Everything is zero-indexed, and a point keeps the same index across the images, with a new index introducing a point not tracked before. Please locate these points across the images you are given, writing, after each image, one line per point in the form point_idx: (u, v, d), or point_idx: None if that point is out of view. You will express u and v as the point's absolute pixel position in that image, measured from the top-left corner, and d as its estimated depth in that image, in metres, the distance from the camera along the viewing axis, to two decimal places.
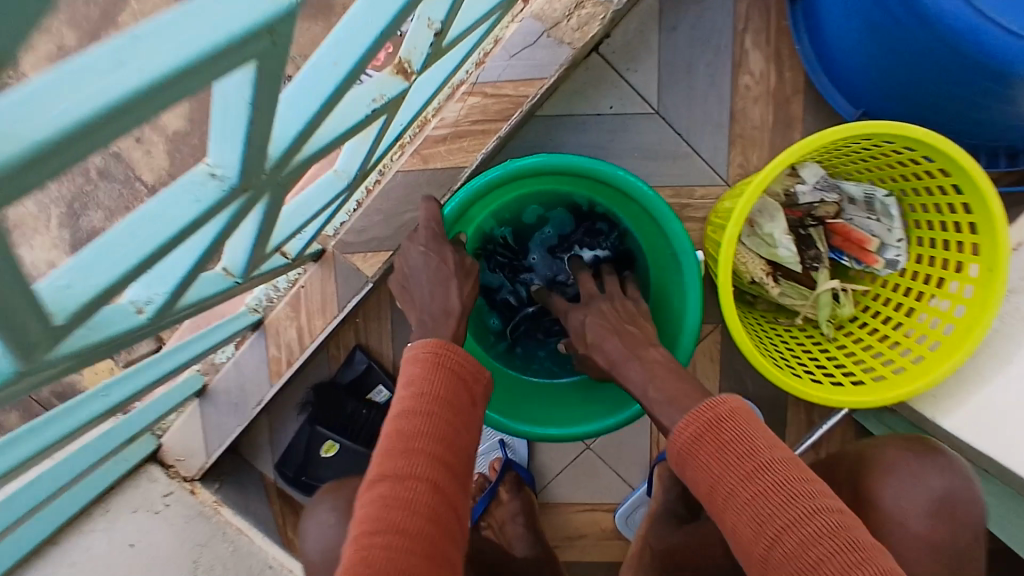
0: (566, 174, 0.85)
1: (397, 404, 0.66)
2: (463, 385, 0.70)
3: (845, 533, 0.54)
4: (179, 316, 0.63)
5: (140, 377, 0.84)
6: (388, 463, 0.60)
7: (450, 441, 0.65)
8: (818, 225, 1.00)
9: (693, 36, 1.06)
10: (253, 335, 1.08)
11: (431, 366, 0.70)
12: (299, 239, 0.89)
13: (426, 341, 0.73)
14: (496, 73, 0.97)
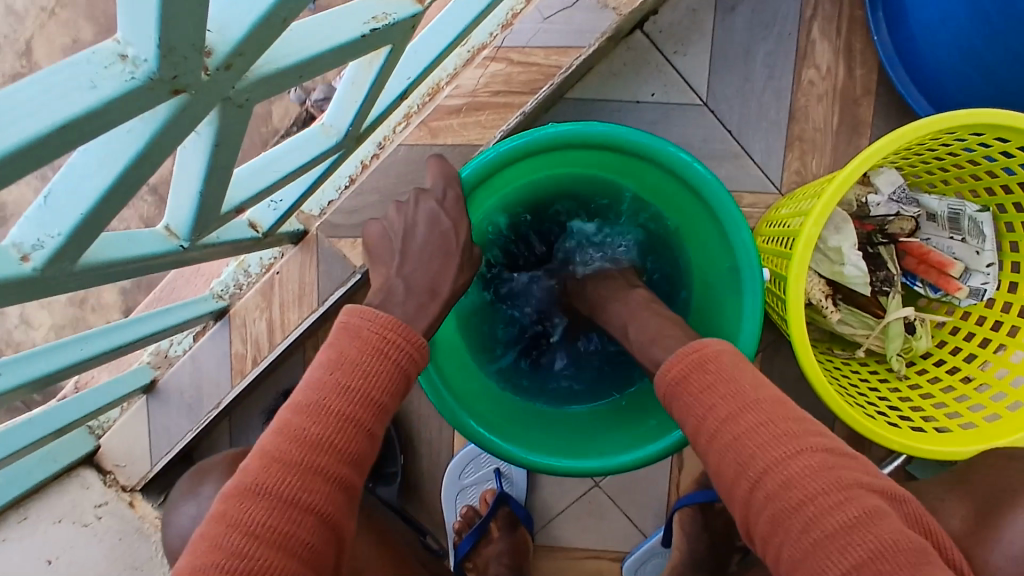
0: (600, 150, 0.70)
1: (313, 390, 0.53)
2: (400, 380, 0.57)
3: (832, 471, 0.47)
4: (85, 277, 0.47)
5: (50, 358, 0.66)
6: (273, 470, 0.49)
7: (363, 453, 0.53)
8: (889, 242, 0.85)
9: (753, 20, 0.93)
10: (216, 325, 0.92)
11: (373, 353, 0.56)
12: (272, 210, 0.74)
13: (374, 313, 0.58)
14: (525, 36, 0.82)
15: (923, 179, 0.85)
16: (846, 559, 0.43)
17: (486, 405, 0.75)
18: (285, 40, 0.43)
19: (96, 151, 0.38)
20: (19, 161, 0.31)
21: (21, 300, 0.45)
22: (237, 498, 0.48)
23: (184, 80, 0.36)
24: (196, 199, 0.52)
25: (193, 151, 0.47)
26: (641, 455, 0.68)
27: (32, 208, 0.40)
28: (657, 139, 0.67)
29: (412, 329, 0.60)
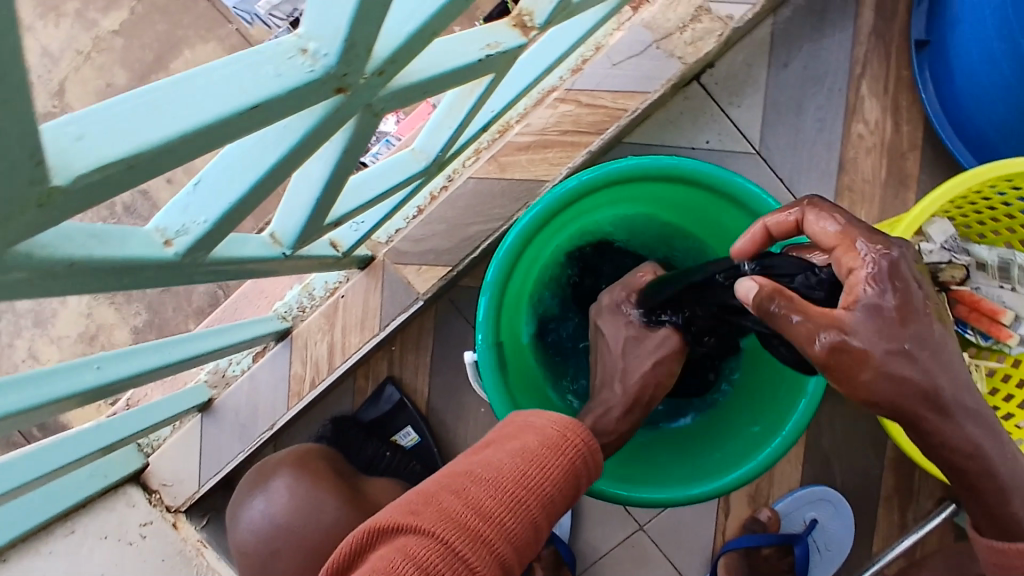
0: (674, 182, 0.73)
1: (491, 463, 0.52)
2: (570, 486, 0.55)
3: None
4: (212, 269, 0.50)
5: (145, 359, 0.68)
6: (445, 520, 0.46)
7: (523, 539, 0.50)
8: (941, 291, 0.85)
9: (805, 76, 0.97)
10: (277, 346, 0.94)
11: (552, 447, 0.54)
12: (353, 231, 0.78)
13: (559, 420, 0.57)
14: (595, 81, 0.87)
15: (972, 229, 0.88)
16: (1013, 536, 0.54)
17: None
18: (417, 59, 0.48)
19: (250, 144, 0.41)
20: (214, 134, 0.33)
21: (153, 285, 0.46)
22: (401, 537, 0.45)
23: (349, 79, 0.40)
24: (310, 208, 0.55)
25: (321, 156, 0.50)
26: (728, 480, 0.67)
27: (181, 195, 0.43)
28: (725, 171, 0.70)
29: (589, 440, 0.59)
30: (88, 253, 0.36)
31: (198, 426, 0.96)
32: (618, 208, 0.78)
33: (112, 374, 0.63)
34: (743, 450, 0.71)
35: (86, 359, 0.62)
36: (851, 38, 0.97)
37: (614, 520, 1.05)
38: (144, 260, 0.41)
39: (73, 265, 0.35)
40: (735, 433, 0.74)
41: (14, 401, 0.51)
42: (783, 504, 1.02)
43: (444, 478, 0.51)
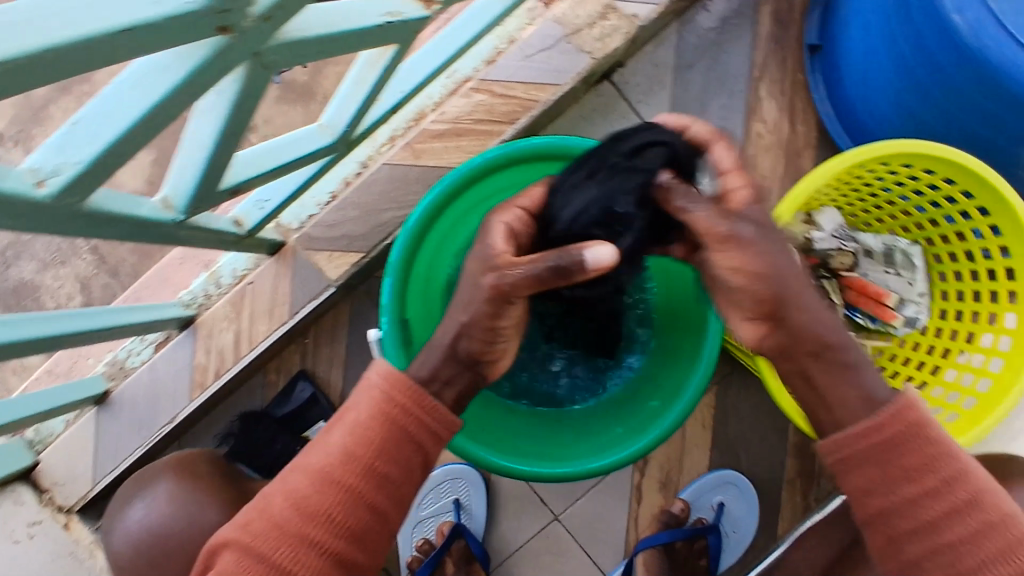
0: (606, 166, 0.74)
1: (318, 453, 0.49)
2: (415, 451, 0.50)
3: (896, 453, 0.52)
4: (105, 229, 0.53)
5: (45, 325, 0.65)
6: (271, 531, 0.45)
7: (365, 528, 0.48)
8: (831, 277, 0.93)
9: (708, 78, 1.03)
10: (179, 335, 0.92)
11: (377, 417, 0.49)
12: (258, 209, 0.76)
13: (389, 377, 0.51)
14: (508, 71, 0.89)
15: (858, 219, 0.95)
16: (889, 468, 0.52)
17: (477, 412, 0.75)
18: (303, 16, 0.48)
19: (130, 83, 0.40)
20: (80, 54, 0.32)
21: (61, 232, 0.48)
22: (235, 550, 0.45)
23: (230, 18, 0.40)
24: (200, 169, 0.54)
25: (211, 111, 0.50)
26: (624, 455, 0.69)
27: (55, 135, 0.41)
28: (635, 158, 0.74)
29: (423, 392, 0.51)
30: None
31: (96, 420, 0.93)
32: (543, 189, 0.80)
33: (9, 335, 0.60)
34: (644, 422, 0.73)
35: None
36: (750, 44, 1.03)
37: (530, 512, 1.05)
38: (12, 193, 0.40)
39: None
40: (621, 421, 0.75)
41: None
42: (688, 492, 1.05)
43: (281, 477, 0.49)
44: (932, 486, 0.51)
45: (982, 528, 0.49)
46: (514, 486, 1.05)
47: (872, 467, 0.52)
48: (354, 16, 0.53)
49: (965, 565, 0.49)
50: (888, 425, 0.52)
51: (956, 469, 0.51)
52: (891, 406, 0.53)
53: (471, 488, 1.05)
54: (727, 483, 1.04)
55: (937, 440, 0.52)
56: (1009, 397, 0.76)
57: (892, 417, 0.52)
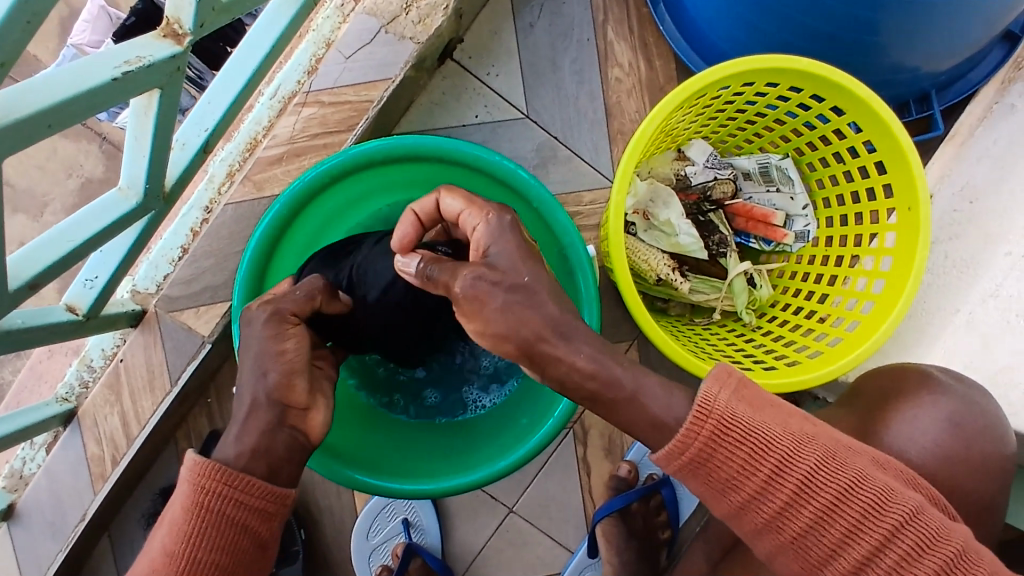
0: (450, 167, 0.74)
1: (146, 556, 0.51)
2: (240, 529, 0.51)
3: (737, 450, 0.51)
4: None
5: None
6: None
7: None
8: (717, 208, 0.90)
9: (553, 33, 0.98)
10: (66, 431, 0.86)
11: (190, 511, 0.50)
12: (88, 289, 0.71)
13: (192, 468, 0.51)
14: (332, 77, 0.84)
15: (729, 144, 0.92)
16: (733, 469, 0.51)
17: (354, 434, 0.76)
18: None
19: None
20: None
21: None
22: None
23: None
24: None
25: None
26: (499, 468, 0.69)
27: None
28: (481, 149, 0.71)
29: (237, 474, 0.50)
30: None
31: (6, 536, 0.88)
32: (388, 198, 0.79)
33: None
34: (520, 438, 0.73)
35: None
36: None
37: (482, 511, 1.02)
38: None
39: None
40: (513, 421, 0.77)
41: None
42: (632, 453, 1.03)
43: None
44: (760, 486, 0.52)
45: (820, 511, 0.51)
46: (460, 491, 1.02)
47: (713, 472, 0.52)
48: (67, 73, 0.48)
49: (818, 548, 0.52)
50: (692, 447, 0.51)
51: (777, 458, 0.51)
52: (690, 424, 0.51)
53: (417, 504, 1.02)
54: None
55: (748, 432, 0.51)
56: (902, 297, 0.74)
57: (694, 435, 0.51)
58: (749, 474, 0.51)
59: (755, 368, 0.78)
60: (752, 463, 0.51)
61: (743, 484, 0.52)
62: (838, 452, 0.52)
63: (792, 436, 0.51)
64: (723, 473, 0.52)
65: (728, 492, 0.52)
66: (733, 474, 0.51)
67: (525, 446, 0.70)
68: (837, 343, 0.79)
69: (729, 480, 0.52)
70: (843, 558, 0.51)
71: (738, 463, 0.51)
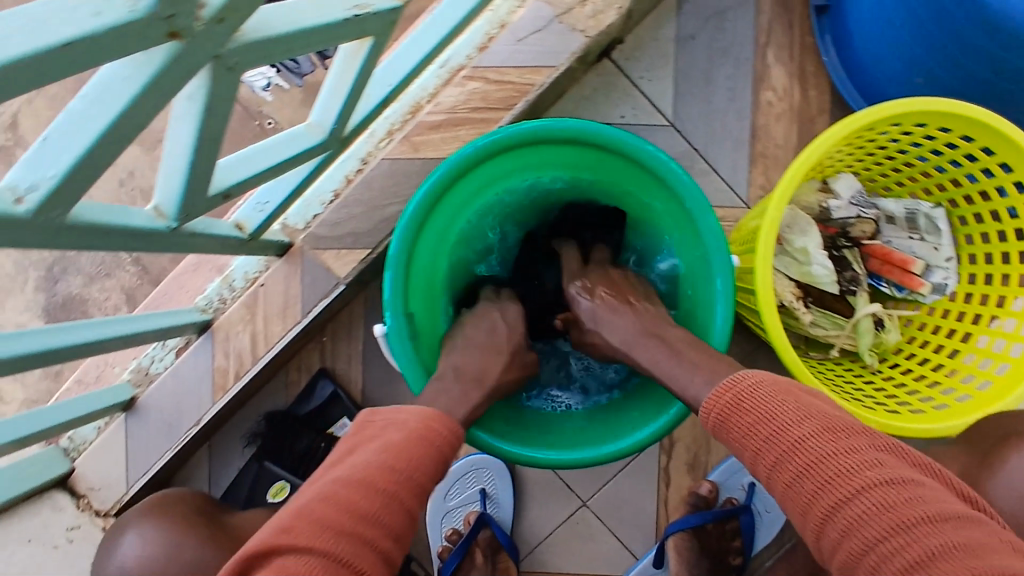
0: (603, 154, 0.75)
1: (362, 465, 0.55)
2: (439, 469, 0.60)
3: (748, 414, 0.54)
4: (126, 246, 0.58)
5: (66, 335, 0.68)
6: (323, 531, 0.49)
7: (403, 530, 0.54)
8: (852, 246, 0.89)
9: (713, 48, 1.00)
10: (199, 339, 0.93)
11: (413, 440, 0.59)
12: (258, 212, 0.78)
13: (420, 413, 0.62)
14: (501, 57, 0.88)
15: (878, 184, 0.91)
16: (741, 432, 0.54)
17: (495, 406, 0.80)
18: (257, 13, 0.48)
19: (91, 98, 0.41)
20: (23, 74, 0.32)
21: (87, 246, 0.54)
22: (281, 557, 0.47)
23: (179, 22, 0.40)
24: (185, 176, 0.55)
25: (185, 117, 0.51)
26: (620, 448, 0.69)
27: (32, 150, 0.43)
28: (638, 140, 0.72)
29: (449, 421, 0.64)
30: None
31: (123, 426, 0.95)
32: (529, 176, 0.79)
33: (6, 350, 0.60)
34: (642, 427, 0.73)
35: None
36: (754, 9, 1.00)
37: (556, 499, 1.05)
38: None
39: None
40: (617, 414, 0.79)
41: None
42: (716, 474, 1.02)
43: (315, 494, 0.53)
44: (759, 449, 0.52)
45: (801, 470, 0.49)
46: (538, 473, 1.05)
47: (730, 437, 0.55)
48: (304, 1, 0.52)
49: (802, 505, 0.49)
50: (714, 409, 0.57)
51: (773, 426, 0.52)
52: (711, 393, 0.58)
53: (497, 478, 1.05)
54: None
55: (759, 402, 0.54)
56: None
57: (717, 403, 0.57)
58: (750, 439, 0.53)
59: (873, 408, 0.77)
60: (755, 427, 0.53)
61: (745, 448, 0.54)
62: (842, 428, 0.50)
63: (796, 409, 0.52)
64: (736, 441, 0.55)
65: (744, 462, 0.54)
66: (740, 437, 0.54)
67: (629, 439, 0.70)
68: (965, 400, 0.77)
69: (741, 447, 0.54)
70: (826, 525, 0.47)
71: (747, 427, 0.54)
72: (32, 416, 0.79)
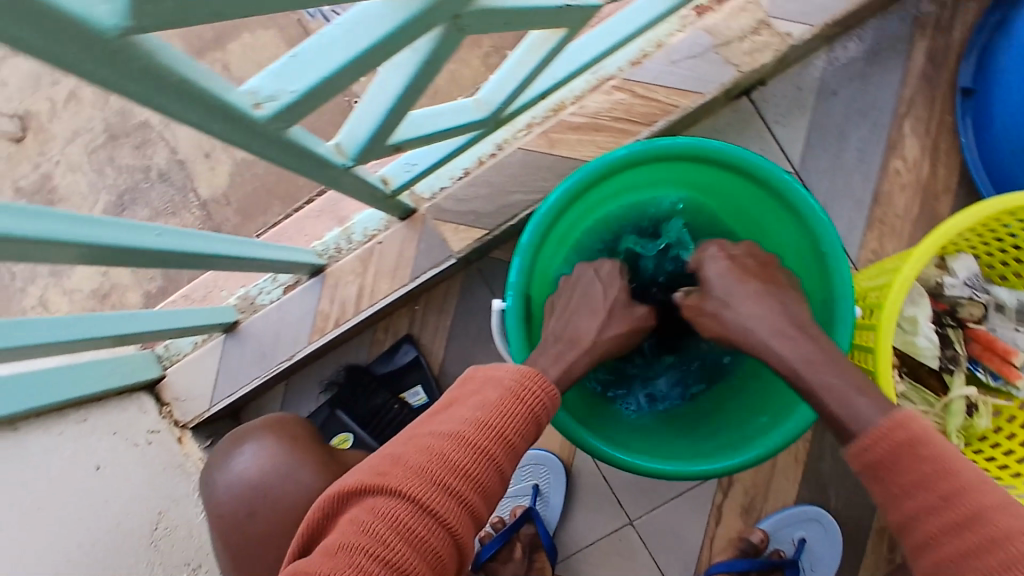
0: (742, 178, 0.77)
1: (456, 416, 0.52)
2: (536, 429, 0.55)
3: (922, 461, 0.50)
4: (309, 173, 0.62)
5: (213, 245, 0.73)
6: (412, 478, 0.47)
7: (493, 489, 0.51)
8: (957, 326, 0.89)
9: (852, 107, 1.01)
10: (309, 281, 0.97)
11: (510, 396, 0.54)
12: (405, 171, 0.82)
13: (520, 368, 0.57)
14: (652, 74, 0.91)
15: (993, 270, 0.91)
16: (911, 479, 0.50)
17: (599, 412, 0.83)
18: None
19: (347, 27, 0.45)
20: None
21: (289, 166, 0.58)
22: (368, 500, 0.47)
23: None
24: (377, 123, 0.59)
25: (402, 65, 0.54)
26: (705, 468, 0.71)
27: (278, 64, 0.46)
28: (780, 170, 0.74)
29: (547, 383, 0.58)
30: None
31: (220, 346, 1.00)
32: (670, 191, 0.84)
33: (174, 247, 0.65)
34: (732, 448, 0.75)
35: (149, 225, 0.64)
36: (899, 78, 1.01)
37: (605, 511, 1.06)
38: (213, 94, 0.41)
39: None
40: (708, 433, 0.80)
41: (75, 233, 0.51)
42: (768, 523, 1.02)
43: (410, 440, 0.51)
44: (926, 505, 0.49)
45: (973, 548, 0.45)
46: (593, 483, 1.06)
47: (890, 477, 0.52)
48: None
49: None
50: (882, 444, 0.53)
51: (951, 489, 0.48)
52: (882, 425, 0.53)
53: (551, 477, 1.07)
54: (814, 519, 1.02)
55: (934, 456, 0.50)
56: None
57: (885, 438, 0.53)
58: (920, 491, 0.50)
59: None
60: (929, 481, 0.49)
61: (906, 495, 0.50)
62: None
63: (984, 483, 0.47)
64: (894, 484, 0.52)
65: (897, 509, 0.51)
66: (904, 484, 0.51)
67: (724, 461, 0.72)
68: None
69: (900, 495, 0.51)
70: None
71: (917, 477, 0.50)
72: (152, 317, 0.84)
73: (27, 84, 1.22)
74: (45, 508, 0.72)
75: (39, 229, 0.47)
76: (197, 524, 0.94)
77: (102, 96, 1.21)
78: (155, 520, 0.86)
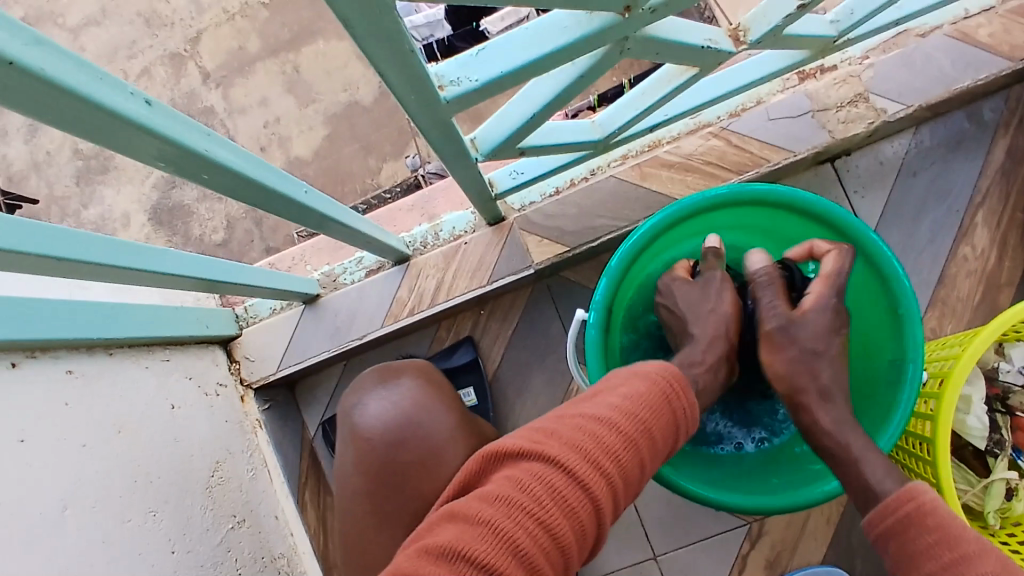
0: (828, 231, 0.82)
1: (604, 402, 0.51)
2: (674, 431, 0.55)
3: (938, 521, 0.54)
4: (447, 157, 0.67)
5: (342, 215, 0.78)
6: (569, 450, 0.46)
7: (633, 479, 0.49)
8: (1007, 413, 0.91)
9: (929, 189, 1.05)
10: (392, 268, 1.03)
11: (654, 393, 0.54)
12: (511, 178, 0.88)
13: (660, 366, 0.57)
14: (750, 127, 0.96)
15: None
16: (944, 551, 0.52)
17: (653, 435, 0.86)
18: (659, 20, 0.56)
19: (534, 32, 0.50)
20: None
21: (437, 147, 0.64)
22: (524, 463, 0.45)
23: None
24: (519, 125, 0.64)
25: (558, 76, 0.59)
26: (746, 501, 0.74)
27: (466, 55, 0.51)
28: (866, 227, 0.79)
29: (687, 386, 0.58)
30: (83, 89, 0.38)
31: (298, 316, 1.05)
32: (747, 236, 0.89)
33: (313, 205, 0.70)
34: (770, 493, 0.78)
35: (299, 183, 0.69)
36: (978, 169, 1.05)
37: (632, 541, 1.07)
38: (419, 67, 0.46)
39: (59, 92, 0.36)
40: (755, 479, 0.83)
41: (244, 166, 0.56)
42: None
43: (556, 417, 0.50)
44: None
45: None
46: (626, 512, 1.08)
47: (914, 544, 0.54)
48: (682, 20, 0.60)
49: None
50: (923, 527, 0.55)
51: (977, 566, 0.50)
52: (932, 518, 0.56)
53: None
54: None
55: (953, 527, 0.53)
56: None
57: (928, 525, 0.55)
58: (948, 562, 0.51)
59: None
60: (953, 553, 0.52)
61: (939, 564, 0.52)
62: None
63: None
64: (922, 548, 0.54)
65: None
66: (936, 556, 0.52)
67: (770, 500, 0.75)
68: None
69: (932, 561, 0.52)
70: None
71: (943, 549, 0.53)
72: (253, 273, 0.90)
73: (104, 53, 1.46)
74: (131, 431, 0.75)
75: (220, 159, 0.53)
76: (248, 482, 0.95)
77: (174, 77, 1.43)
78: (215, 466, 0.88)
